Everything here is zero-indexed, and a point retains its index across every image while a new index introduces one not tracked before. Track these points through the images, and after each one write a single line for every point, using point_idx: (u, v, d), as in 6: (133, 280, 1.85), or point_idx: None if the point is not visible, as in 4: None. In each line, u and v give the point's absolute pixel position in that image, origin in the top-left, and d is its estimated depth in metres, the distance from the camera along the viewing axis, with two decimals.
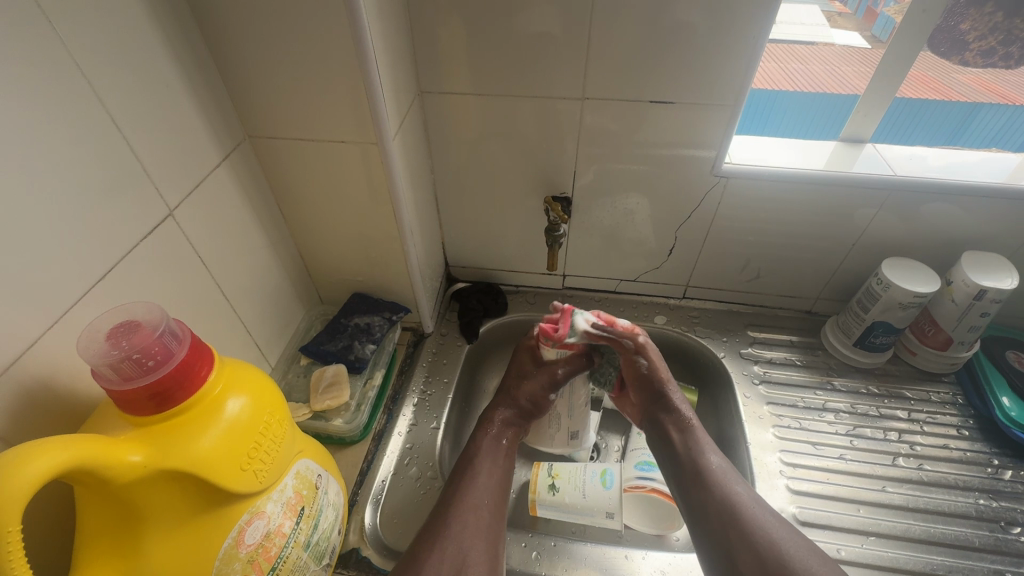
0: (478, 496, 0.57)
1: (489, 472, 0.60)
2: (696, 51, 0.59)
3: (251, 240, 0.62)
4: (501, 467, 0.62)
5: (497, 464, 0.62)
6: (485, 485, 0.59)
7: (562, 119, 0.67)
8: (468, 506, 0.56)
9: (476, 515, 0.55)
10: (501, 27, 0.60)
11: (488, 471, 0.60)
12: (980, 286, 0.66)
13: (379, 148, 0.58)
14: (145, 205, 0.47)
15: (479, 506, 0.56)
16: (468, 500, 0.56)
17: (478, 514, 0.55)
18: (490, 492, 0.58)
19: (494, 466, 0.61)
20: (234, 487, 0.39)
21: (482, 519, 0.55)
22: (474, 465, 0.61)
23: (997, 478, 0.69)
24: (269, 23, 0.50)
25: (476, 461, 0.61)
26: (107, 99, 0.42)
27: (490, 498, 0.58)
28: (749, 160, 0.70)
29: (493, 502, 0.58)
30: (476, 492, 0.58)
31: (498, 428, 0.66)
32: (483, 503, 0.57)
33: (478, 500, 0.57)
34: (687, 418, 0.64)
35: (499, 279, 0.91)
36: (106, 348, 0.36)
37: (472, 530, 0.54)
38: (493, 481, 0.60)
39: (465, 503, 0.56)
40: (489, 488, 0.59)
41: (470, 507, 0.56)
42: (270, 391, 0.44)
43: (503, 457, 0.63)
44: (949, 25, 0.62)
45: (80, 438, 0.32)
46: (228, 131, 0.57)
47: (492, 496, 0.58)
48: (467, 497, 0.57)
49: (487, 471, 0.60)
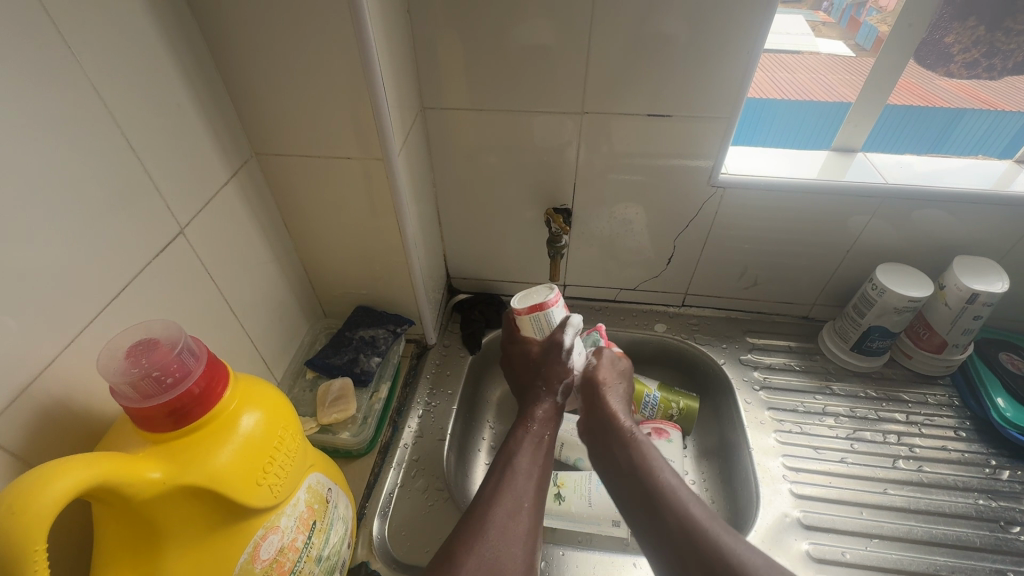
0: (516, 497, 0.55)
1: (527, 472, 0.59)
2: (692, 66, 0.61)
3: (257, 256, 0.62)
4: (540, 466, 0.60)
5: (535, 463, 0.60)
6: (523, 486, 0.57)
7: (562, 132, 0.69)
8: (507, 511, 0.54)
9: (516, 520, 0.53)
10: (501, 44, 0.62)
11: (528, 469, 0.59)
12: (971, 289, 0.68)
13: (385, 163, 0.59)
14: (157, 223, 0.47)
15: (518, 503, 0.55)
16: (506, 504, 0.54)
17: (518, 518, 0.54)
18: (527, 494, 0.56)
19: (535, 464, 0.60)
20: (250, 502, 0.39)
21: (522, 524, 0.53)
22: (512, 463, 0.59)
23: (995, 479, 0.70)
24: (277, 43, 0.51)
25: (515, 459, 0.60)
26: (121, 120, 0.43)
27: (531, 495, 0.56)
28: (744, 170, 0.72)
29: (533, 502, 0.56)
30: (515, 492, 0.56)
31: (537, 424, 0.65)
32: (520, 504, 0.55)
33: (513, 501, 0.55)
34: (631, 433, 0.61)
35: (501, 290, 0.92)
36: (125, 366, 0.36)
37: (513, 532, 0.52)
38: (532, 481, 0.58)
39: (505, 503, 0.55)
40: (528, 487, 0.57)
41: (510, 509, 0.54)
42: (283, 406, 0.44)
43: (540, 451, 0.62)
44: (934, 39, 0.64)
45: (101, 456, 0.33)
46: (235, 149, 0.58)
47: (531, 496, 0.57)
48: (507, 494, 0.55)
49: (522, 472, 0.58)
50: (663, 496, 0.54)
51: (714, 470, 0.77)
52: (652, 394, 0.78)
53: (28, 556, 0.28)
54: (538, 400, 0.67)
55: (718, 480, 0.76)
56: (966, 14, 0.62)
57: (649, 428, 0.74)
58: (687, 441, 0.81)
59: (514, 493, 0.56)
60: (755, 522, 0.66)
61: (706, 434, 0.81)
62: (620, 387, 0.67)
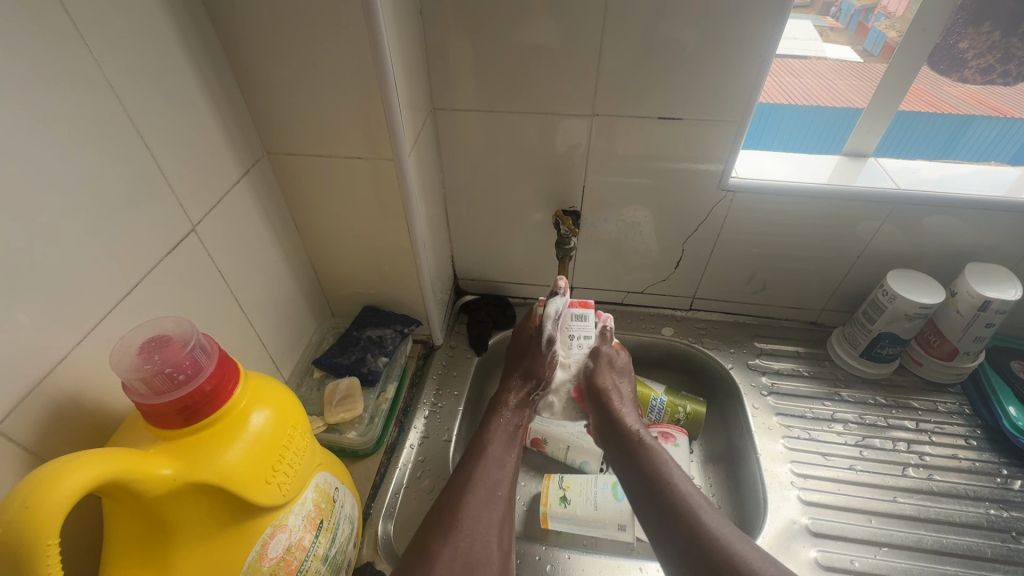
0: (491, 484, 0.56)
1: (505, 453, 0.60)
2: (703, 69, 0.61)
3: (267, 254, 0.63)
4: (513, 456, 0.61)
5: (510, 453, 0.61)
6: (497, 472, 0.57)
7: (572, 134, 0.69)
8: (480, 499, 0.54)
9: (489, 506, 0.54)
10: (512, 46, 0.62)
11: (503, 458, 0.59)
12: (984, 297, 0.67)
13: (395, 164, 0.59)
14: (170, 220, 0.48)
15: (494, 492, 0.55)
16: (479, 493, 0.54)
17: (491, 507, 0.54)
18: (504, 481, 0.57)
19: (508, 453, 0.60)
20: (259, 500, 0.39)
21: (494, 513, 0.53)
22: (490, 450, 0.60)
23: (1006, 488, 0.69)
24: (290, 43, 0.51)
25: (488, 446, 0.60)
26: (137, 118, 0.43)
27: (507, 484, 0.57)
28: (754, 174, 0.71)
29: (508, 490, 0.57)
30: (488, 481, 0.56)
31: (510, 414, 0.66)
32: (493, 492, 0.55)
33: (493, 483, 0.56)
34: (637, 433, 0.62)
35: (508, 292, 0.92)
36: (138, 362, 0.36)
37: (486, 522, 0.52)
38: (506, 469, 0.58)
39: (479, 489, 0.55)
40: (502, 474, 0.57)
41: (485, 495, 0.54)
42: (292, 405, 0.44)
43: (515, 437, 0.63)
44: (948, 44, 0.63)
45: (113, 452, 0.33)
46: (247, 148, 0.58)
47: (507, 487, 0.57)
48: (483, 480, 0.56)
49: (500, 459, 0.59)
50: (676, 500, 0.53)
51: (721, 476, 0.76)
52: (659, 398, 0.78)
53: (41, 552, 0.28)
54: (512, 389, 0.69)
55: (726, 485, 0.75)
56: (981, 19, 0.62)
57: (655, 432, 0.75)
58: (694, 446, 0.80)
59: (492, 485, 0.56)
60: (762, 529, 0.65)
61: (713, 439, 0.80)
62: (625, 400, 0.67)
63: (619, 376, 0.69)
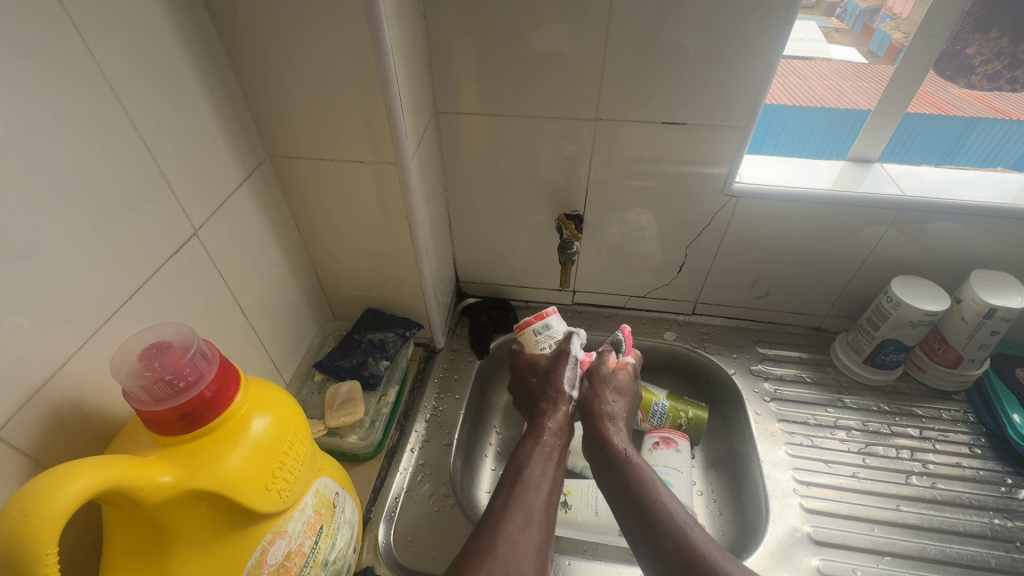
0: (527, 512, 0.53)
1: (545, 475, 0.58)
2: (708, 73, 0.61)
3: (269, 257, 0.63)
4: (551, 479, 0.58)
5: (547, 476, 0.58)
6: (534, 498, 0.55)
7: (575, 139, 0.69)
8: (517, 523, 0.51)
9: (526, 534, 0.51)
10: (515, 49, 0.62)
11: (541, 480, 0.57)
12: (989, 305, 0.66)
13: (397, 168, 0.59)
14: (172, 224, 0.48)
15: (533, 517, 0.53)
16: (516, 518, 0.52)
17: (528, 533, 0.51)
18: (539, 503, 0.54)
19: (545, 475, 0.58)
20: (259, 507, 0.39)
21: (532, 540, 0.51)
22: (529, 476, 0.57)
23: (1011, 498, 0.69)
24: (292, 47, 0.51)
25: (523, 471, 0.58)
26: (140, 123, 0.43)
27: (543, 507, 0.54)
28: (758, 179, 0.71)
29: (544, 517, 0.54)
30: (526, 504, 0.54)
31: (550, 436, 0.62)
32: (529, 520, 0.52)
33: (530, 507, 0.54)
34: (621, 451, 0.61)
35: (510, 295, 0.91)
36: (138, 369, 0.36)
37: (523, 549, 0.49)
38: (543, 493, 0.56)
39: (514, 516, 0.52)
40: (540, 498, 0.55)
41: (523, 518, 0.52)
42: (293, 410, 0.44)
43: (558, 458, 0.61)
44: (955, 50, 0.63)
45: (114, 459, 0.33)
46: (250, 150, 0.58)
47: (543, 510, 0.54)
48: (518, 506, 0.53)
49: (538, 483, 0.56)
50: (665, 522, 0.53)
51: (722, 482, 0.76)
52: (661, 403, 0.77)
53: (39, 560, 0.28)
54: (549, 412, 0.65)
55: (728, 492, 0.75)
56: (988, 25, 0.61)
57: (656, 437, 0.74)
58: (695, 451, 0.80)
59: (530, 508, 0.53)
60: (764, 536, 0.65)
61: (715, 445, 0.80)
62: (620, 404, 0.66)
63: (613, 389, 0.67)
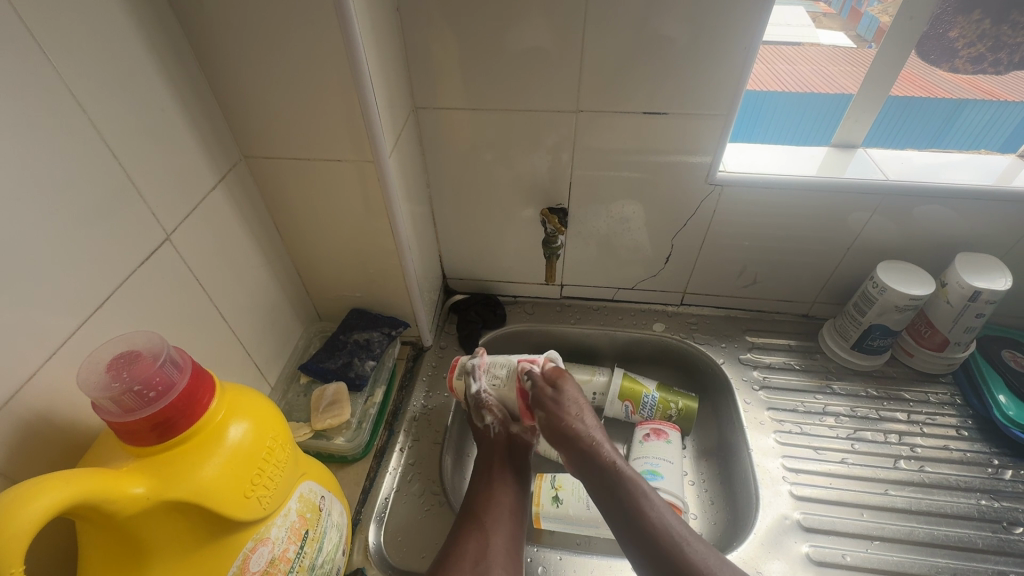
0: (479, 527, 0.58)
1: (504, 504, 0.61)
2: (688, 61, 0.60)
3: (248, 259, 0.62)
4: (505, 492, 0.62)
5: (507, 497, 0.62)
6: (487, 515, 0.59)
7: (556, 132, 0.68)
8: (467, 539, 0.56)
9: (474, 548, 0.56)
10: (493, 41, 0.60)
11: (494, 497, 0.61)
12: (973, 287, 0.67)
13: (375, 166, 0.58)
14: (142, 229, 0.47)
15: (492, 547, 0.56)
16: (471, 535, 0.57)
17: (482, 545, 0.56)
18: (496, 518, 0.59)
19: (497, 494, 0.62)
20: (238, 515, 0.38)
21: (486, 551, 0.55)
22: (490, 512, 0.60)
23: (997, 478, 0.69)
24: (261, 43, 0.50)
25: (475, 495, 0.62)
26: (103, 127, 0.42)
27: (496, 517, 0.59)
28: (742, 167, 0.71)
29: (507, 537, 0.58)
30: (478, 520, 0.59)
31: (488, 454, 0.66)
32: (481, 534, 0.57)
33: (488, 534, 0.57)
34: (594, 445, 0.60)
35: (497, 290, 0.91)
36: (106, 380, 0.36)
37: (481, 563, 0.54)
38: (501, 511, 0.60)
39: (470, 536, 0.57)
40: (496, 514, 0.59)
41: (482, 548, 0.56)
42: (272, 416, 0.43)
43: (515, 480, 0.64)
44: (937, 33, 0.63)
45: (82, 473, 0.32)
46: (223, 152, 0.57)
47: (506, 523, 0.59)
48: (475, 536, 0.57)
49: (497, 515, 0.59)
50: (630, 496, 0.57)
51: (714, 471, 0.76)
52: (651, 394, 0.77)
53: None
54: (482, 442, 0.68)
55: (718, 481, 0.75)
56: (971, 7, 0.61)
57: (647, 429, 0.74)
58: (686, 442, 0.80)
59: (492, 537, 0.57)
60: (754, 525, 0.65)
61: (705, 434, 0.80)
62: (583, 412, 0.63)
63: (577, 406, 0.63)
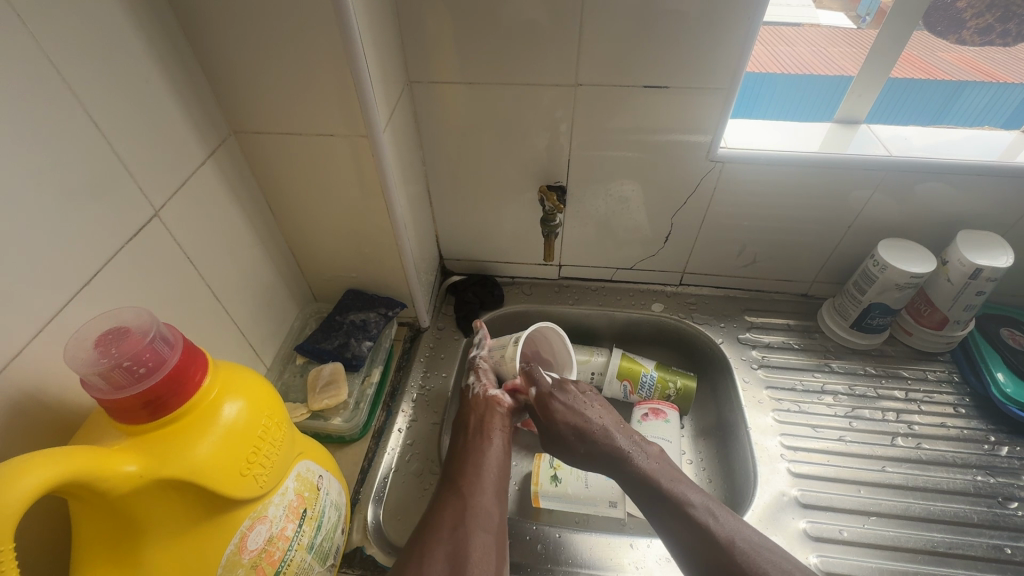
0: (459, 493, 0.57)
1: (486, 465, 0.60)
2: (692, 33, 0.58)
3: (240, 238, 0.60)
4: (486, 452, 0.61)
5: (491, 458, 0.61)
6: (466, 479, 0.59)
7: (555, 107, 0.66)
8: (447, 506, 0.56)
9: (452, 512, 0.55)
10: (490, 12, 0.58)
11: (476, 460, 0.60)
12: (975, 265, 0.66)
13: (370, 141, 0.56)
14: (129, 205, 0.45)
15: (474, 507, 0.56)
16: (451, 501, 0.57)
17: (462, 509, 0.56)
18: (479, 483, 0.58)
19: (479, 457, 0.61)
20: (235, 493, 0.38)
21: (466, 514, 0.55)
22: (468, 474, 0.59)
23: (993, 455, 0.70)
24: (249, 11, 0.48)
25: (456, 458, 0.61)
26: (86, 97, 0.40)
27: (478, 480, 0.58)
28: (743, 143, 0.69)
29: (492, 500, 0.57)
30: (458, 486, 0.58)
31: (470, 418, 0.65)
32: (460, 498, 0.57)
33: (466, 496, 0.57)
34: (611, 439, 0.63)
35: (494, 271, 0.90)
36: (94, 356, 0.35)
37: (463, 527, 0.54)
38: (483, 471, 0.59)
39: (450, 503, 0.56)
40: (478, 476, 0.59)
41: (459, 510, 0.55)
42: (268, 394, 0.43)
43: (496, 440, 0.63)
44: (944, 4, 0.61)
45: (73, 450, 0.31)
46: (211, 125, 0.55)
47: (488, 484, 0.59)
48: (454, 501, 0.56)
49: (477, 477, 0.59)
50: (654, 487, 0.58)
51: (712, 450, 0.76)
52: (650, 373, 0.77)
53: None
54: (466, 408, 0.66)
55: (716, 459, 0.75)
56: None
57: (645, 409, 0.74)
58: (685, 421, 0.80)
59: (472, 496, 0.57)
60: (752, 502, 0.66)
61: (704, 413, 0.80)
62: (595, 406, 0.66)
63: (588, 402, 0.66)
